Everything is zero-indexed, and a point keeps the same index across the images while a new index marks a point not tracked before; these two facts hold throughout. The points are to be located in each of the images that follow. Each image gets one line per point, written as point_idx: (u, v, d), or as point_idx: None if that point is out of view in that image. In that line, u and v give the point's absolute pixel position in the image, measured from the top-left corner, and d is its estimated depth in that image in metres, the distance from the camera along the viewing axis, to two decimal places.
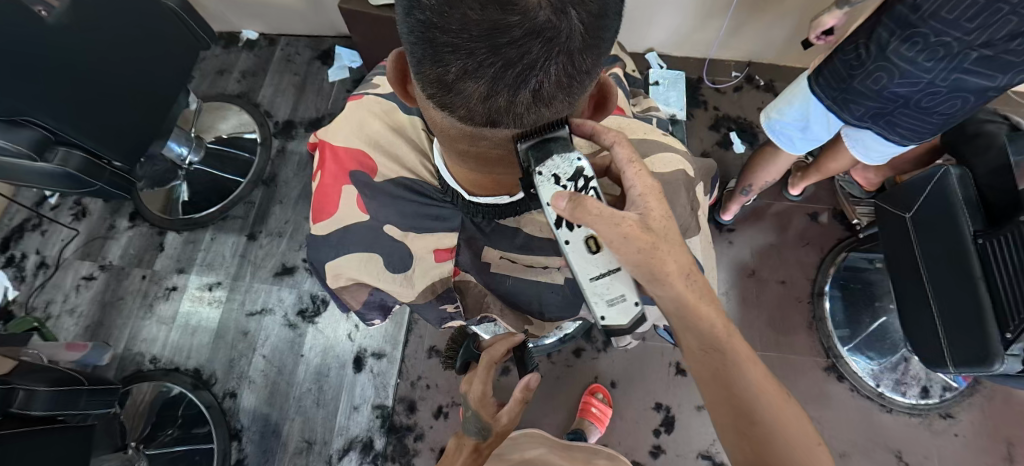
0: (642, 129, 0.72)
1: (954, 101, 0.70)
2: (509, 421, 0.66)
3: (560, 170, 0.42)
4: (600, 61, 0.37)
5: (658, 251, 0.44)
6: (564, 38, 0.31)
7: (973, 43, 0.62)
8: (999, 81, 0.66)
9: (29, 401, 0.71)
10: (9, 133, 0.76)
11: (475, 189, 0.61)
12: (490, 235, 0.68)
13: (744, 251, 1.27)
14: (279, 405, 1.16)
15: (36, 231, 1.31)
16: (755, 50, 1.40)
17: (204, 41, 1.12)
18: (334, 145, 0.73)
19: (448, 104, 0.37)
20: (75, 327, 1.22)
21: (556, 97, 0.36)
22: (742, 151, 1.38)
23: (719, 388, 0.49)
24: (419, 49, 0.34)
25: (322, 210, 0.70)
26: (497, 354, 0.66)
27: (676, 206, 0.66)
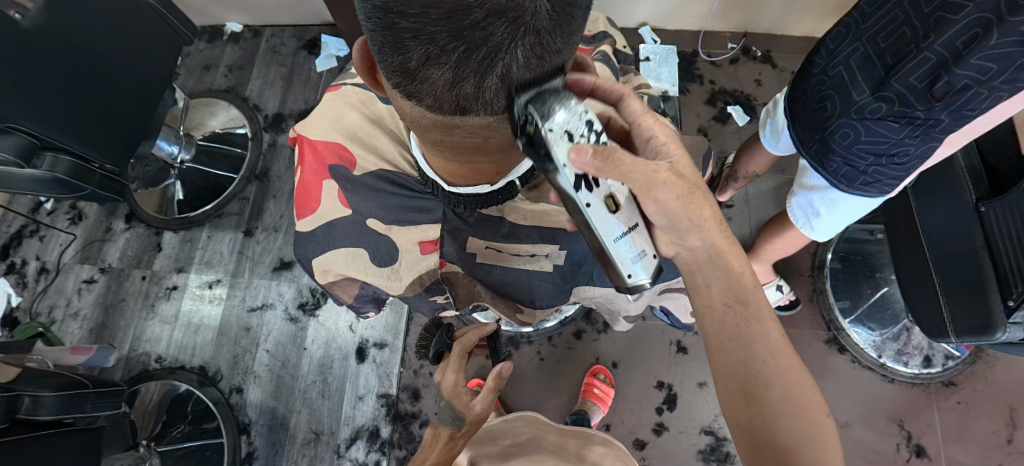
0: None
1: (831, 107, 0.66)
2: (483, 411, 0.62)
3: (571, 126, 0.35)
4: (573, 37, 0.35)
5: (694, 196, 0.43)
6: (530, 17, 0.28)
7: (867, 34, 0.61)
8: (858, 96, 0.61)
9: (36, 407, 0.71)
10: None
11: (454, 179, 0.59)
12: (475, 225, 0.68)
13: (743, 226, 1.26)
14: (285, 399, 1.17)
15: (34, 237, 1.31)
16: (751, 20, 1.37)
17: (185, 35, 1.09)
18: (311, 139, 0.71)
19: (415, 92, 0.35)
20: (80, 330, 1.23)
21: (526, 78, 0.34)
22: (743, 124, 1.36)
23: (728, 345, 0.50)
24: (378, 35, 0.32)
25: (304, 206, 0.70)
26: (471, 340, 0.60)
27: None
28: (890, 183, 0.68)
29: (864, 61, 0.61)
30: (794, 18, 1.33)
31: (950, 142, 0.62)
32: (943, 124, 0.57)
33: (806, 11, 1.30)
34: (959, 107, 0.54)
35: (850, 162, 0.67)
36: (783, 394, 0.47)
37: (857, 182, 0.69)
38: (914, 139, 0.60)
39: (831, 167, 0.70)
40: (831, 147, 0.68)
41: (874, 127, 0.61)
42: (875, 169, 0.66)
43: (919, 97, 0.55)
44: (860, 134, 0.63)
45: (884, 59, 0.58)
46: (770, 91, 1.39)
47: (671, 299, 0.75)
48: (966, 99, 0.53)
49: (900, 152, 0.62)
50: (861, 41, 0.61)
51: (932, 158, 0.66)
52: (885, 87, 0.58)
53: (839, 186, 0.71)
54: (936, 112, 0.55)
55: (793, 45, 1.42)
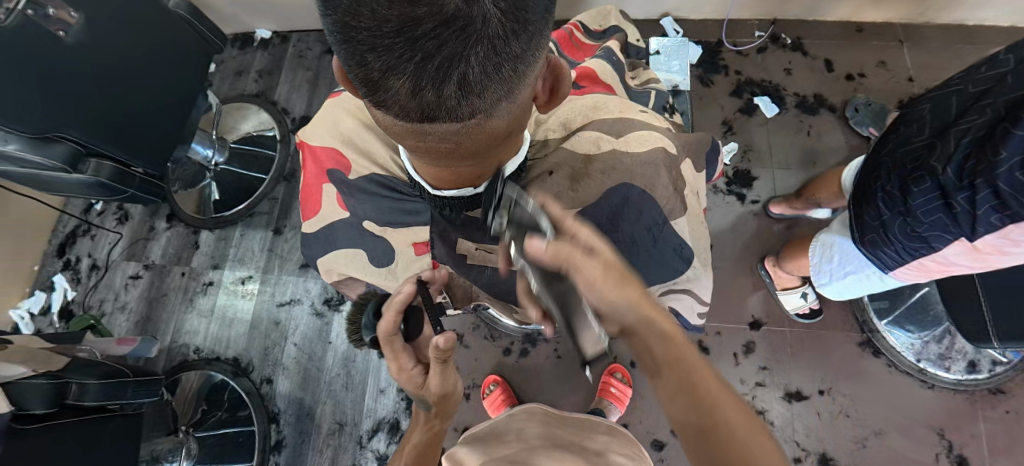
0: (620, 106, 0.70)
1: (890, 148, 0.64)
2: (443, 388, 0.60)
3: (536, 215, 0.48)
4: (541, 36, 0.34)
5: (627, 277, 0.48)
6: (480, 25, 0.28)
7: (969, 82, 0.55)
8: (918, 139, 0.59)
9: (83, 393, 0.77)
10: (45, 150, 0.81)
11: (438, 184, 0.59)
12: (462, 226, 0.66)
13: (769, 222, 1.21)
14: (311, 391, 1.22)
15: (87, 236, 1.42)
16: (779, 6, 1.30)
17: (215, 44, 1.14)
18: (311, 145, 0.75)
19: (383, 102, 0.35)
20: (127, 322, 1.33)
21: (490, 86, 0.34)
22: (772, 115, 1.30)
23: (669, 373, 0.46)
24: (342, 48, 0.32)
25: (309, 208, 0.75)
26: (387, 327, 0.52)
27: (659, 187, 0.64)
28: (898, 257, 0.68)
29: (947, 105, 0.57)
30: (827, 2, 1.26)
31: (967, 249, 0.59)
32: (953, 211, 0.55)
33: None
34: (971, 198, 0.51)
35: (872, 209, 0.67)
36: (732, 416, 0.41)
37: (868, 236, 0.70)
38: (923, 213, 0.58)
39: (858, 209, 0.71)
40: (868, 191, 0.68)
41: (901, 180, 0.60)
42: (890, 230, 0.65)
43: (948, 164, 0.53)
44: (890, 181, 0.62)
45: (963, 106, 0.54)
46: (800, 79, 1.32)
47: (677, 300, 0.73)
48: (977, 190, 0.50)
49: (909, 220, 0.61)
50: (959, 85, 0.56)
51: (953, 264, 0.63)
52: (939, 138, 0.55)
53: (855, 235, 0.74)
54: (951, 189, 0.53)
55: (825, 30, 1.34)
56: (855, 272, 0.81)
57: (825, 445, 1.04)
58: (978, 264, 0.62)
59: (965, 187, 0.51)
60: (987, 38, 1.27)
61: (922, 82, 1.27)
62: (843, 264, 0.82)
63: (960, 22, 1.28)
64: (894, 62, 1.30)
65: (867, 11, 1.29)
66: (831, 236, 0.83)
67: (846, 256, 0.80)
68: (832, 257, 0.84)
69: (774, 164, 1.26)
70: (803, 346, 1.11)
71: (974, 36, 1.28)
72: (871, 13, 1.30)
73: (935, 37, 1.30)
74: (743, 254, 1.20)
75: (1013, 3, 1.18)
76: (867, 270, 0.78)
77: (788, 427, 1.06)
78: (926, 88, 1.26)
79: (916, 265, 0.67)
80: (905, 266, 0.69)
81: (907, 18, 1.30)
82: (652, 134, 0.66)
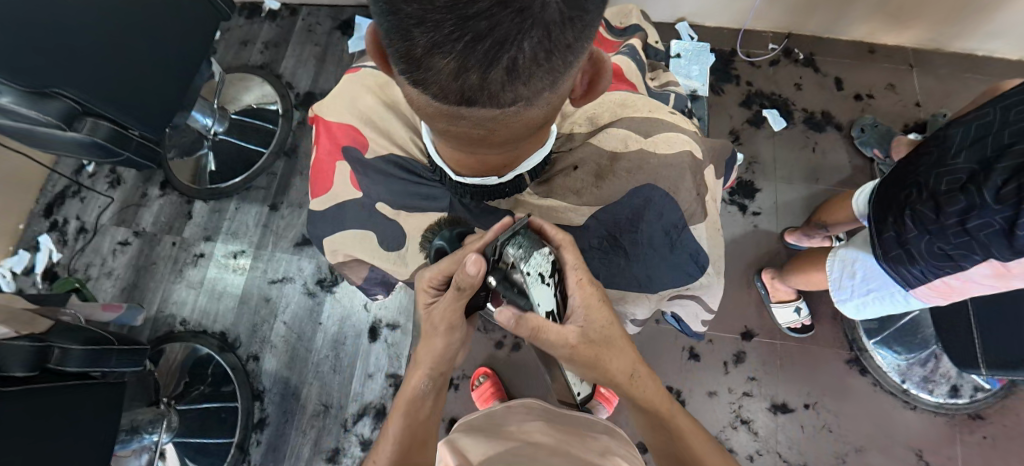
0: (648, 107, 0.70)
1: (923, 168, 0.64)
2: (446, 318, 0.52)
3: (542, 267, 0.45)
4: (589, 31, 0.33)
5: (600, 357, 0.52)
6: (538, 9, 0.27)
7: (1007, 114, 0.55)
8: (954, 162, 0.59)
9: (65, 358, 0.76)
10: (41, 105, 0.78)
11: (462, 170, 0.58)
12: (480, 217, 0.66)
13: (768, 234, 1.22)
14: (298, 371, 1.21)
15: (76, 197, 1.38)
16: (796, 20, 1.30)
17: (225, 10, 1.11)
18: (327, 120, 0.73)
19: (421, 80, 0.34)
20: (113, 288, 1.30)
21: (536, 75, 0.33)
22: (779, 128, 1.30)
23: (646, 422, 0.58)
24: (384, 20, 0.31)
25: (320, 186, 0.73)
26: (432, 273, 0.50)
27: (684, 192, 0.64)
28: (919, 275, 0.68)
29: (986, 133, 0.57)
30: (841, 19, 1.27)
31: (993, 269, 0.60)
32: (987, 231, 0.56)
33: (853, 12, 1.23)
34: (1009, 219, 0.52)
35: (896, 226, 0.67)
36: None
37: (890, 253, 0.70)
38: (954, 231, 0.59)
39: (879, 223, 0.71)
40: (895, 206, 0.68)
41: (935, 199, 0.60)
42: (913, 247, 0.66)
43: (986, 186, 0.54)
44: (922, 199, 0.62)
45: (1010, 135, 0.53)
46: (810, 95, 1.32)
47: (682, 305, 0.74)
48: (1020, 213, 0.51)
49: (937, 238, 0.61)
50: (1005, 110, 0.56)
51: (973, 285, 0.65)
52: (981, 160, 0.56)
53: (876, 250, 0.73)
54: (988, 212, 0.54)
55: (837, 48, 1.35)
56: (879, 290, 0.80)
57: (806, 458, 1.05)
58: (997, 285, 0.64)
59: (1005, 206, 0.52)
60: (994, 69, 1.29)
61: (929, 107, 1.28)
62: (866, 280, 0.81)
63: (970, 51, 1.29)
64: (902, 85, 1.30)
65: (880, 33, 1.30)
66: (852, 251, 0.81)
67: (871, 272, 0.79)
68: (854, 273, 0.82)
69: (778, 178, 1.26)
70: (792, 359, 1.12)
71: (981, 65, 1.29)
72: (884, 35, 1.30)
73: (944, 64, 1.31)
74: (740, 264, 1.21)
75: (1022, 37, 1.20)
76: (892, 288, 0.77)
77: (771, 438, 1.07)
78: (932, 114, 1.27)
79: (937, 284, 0.69)
80: (929, 288, 0.70)
81: (919, 42, 1.31)
82: (670, 136, 0.66)
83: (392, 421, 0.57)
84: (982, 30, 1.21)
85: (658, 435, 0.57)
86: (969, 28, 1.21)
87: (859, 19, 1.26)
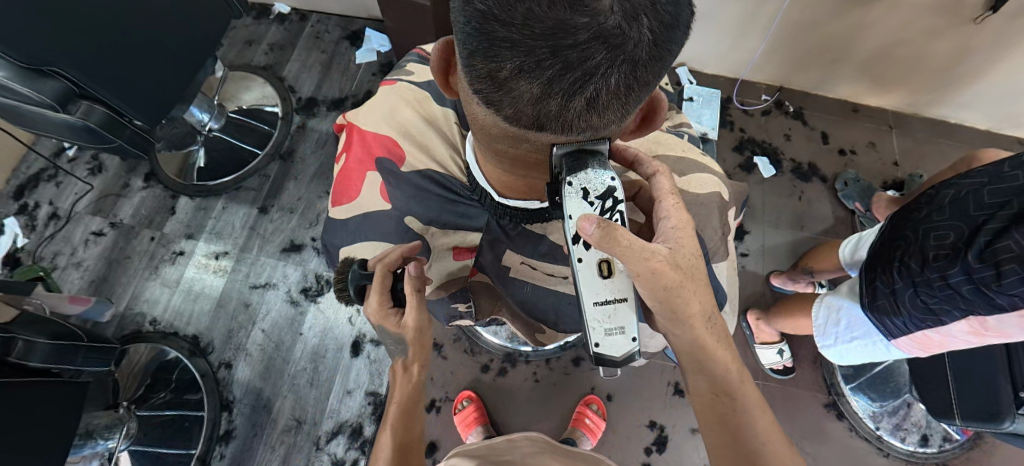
0: (680, 146, 0.76)
1: (911, 227, 0.67)
2: (419, 323, 0.59)
3: (590, 184, 0.43)
4: (659, 77, 0.36)
5: (684, 289, 0.50)
6: (631, 46, 0.30)
7: (987, 184, 0.60)
8: (939, 221, 0.63)
9: (28, 351, 0.73)
10: (37, 84, 0.75)
11: (507, 192, 0.61)
12: (515, 238, 0.69)
13: (754, 276, 1.26)
14: (272, 382, 1.16)
15: (51, 182, 1.33)
16: (788, 75, 1.38)
17: (236, 9, 1.11)
18: (361, 130, 0.74)
19: (496, 101, 0.35)
20: (80, 280, 1.23)
21: (611, 107, 0.35)
22: (770, 175, 1.36)
23: (709, 390, 0.53)
24: (471, 41, 0.32)
25: (343, 193, 0.71)
26: (377, 301, 0.57)
27: (709, 229, 0.70)
28: (902, 326, 0.71)
29: (966, 197, 0.61)
30: (831, 79, 1.35)
31: (970, 325, 0.64)
32: (968, 285, 0.59)
33: (841, 71, 1.32)
34: (989, 278, 0.56)
35: (884, 275, 0.70)
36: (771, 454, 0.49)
37: (876, 302, 0.73)
38: (938, 284, 0.62)
39: (870, 274, 0.74)
40: (884, 259, 0.71)
41: (923, 255, 0.64)
42: (899, 296, 0.68)
43: (972, 248, 0.58)
44: (910, 252, 0.66)
45: (991, 202, 0.58)
46: (798, 146, 1.39)
47: None
48: (1002, 273, 0.55)
49: (921, 290, 0.64)
50: (983, 180, 0.61)
51: (952, 340, 0.68)
52: (965, 222, 0.60)
53: (863, 299, 0.76)
54: (974, 270, 0.58)
55: (824, 105, 1.44)
56: (863, 338, 0.82)
57: None
58: (974, 342, 0.67)
59: (986, 266, 0.56)
60: (965, 137, 1.39)
61: (906, 167, 1.36)
62: (850, 328, 0.83)
63: (944, 118, 1.39)
64: (882, 144, 1.39)
65: (863, 95, 1.39)
66: (839, 299, 0.85)
67: (855, 321, 0.82)
68: (839, 320, 0.85)
69: (766, 222, 1.31)
70: (774, 401, 1.14)
71: (954, 133, 1.39)
72: (868, 96, 1.40)
73: (920, 129, 1.40)
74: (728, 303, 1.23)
75: (991, 110, 1.30)
76: (875, 336, 0.79)
77: None
78: (909, 173, 1.35)
79: (918, 336, 0.72)
80: (909, 340, 0.73)
81: (898, 106, 1.40)
82: (699, 180, 0.71)
83: (384, 432, 0.56)
84: (956, 100, 1.31)
85: (716, 407, 0.52)
86: (944, 96, 1.31)
87: (844, 80, 1.35)
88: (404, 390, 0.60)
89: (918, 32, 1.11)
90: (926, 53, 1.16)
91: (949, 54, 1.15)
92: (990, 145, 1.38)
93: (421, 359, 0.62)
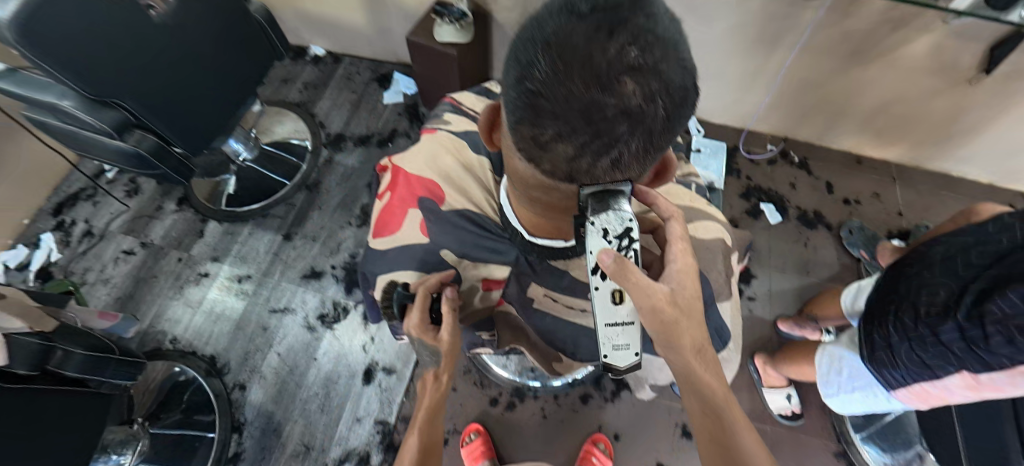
0: (686, 196, 0.82)
1: (904, 283, 0.72)
2: (455, 340, 0.63)
3: (610, 225, 0.47)
4: (670, 141, 0.42)
5: (679, 325, 0.53)
6: (649, 120, 0.36)
7: (970, 243, 0.64)
8: (930, 278, 0.67)
9: (65, 361, 0.76)
10: (97, 113, 0.85)
11: (535, 231, 0.65)
12: (540, 273, 0.73)
13: (761, 321, 1.27)
14: (284, 406, 1.18)
15: (89, 201, 1.41)
16: (792, 127, 1.45)
17: (279, 51, 1.22)
18: (406, 172, 0.79)
19: (536, 157, 0.41)
20: (106, 296, 1.28)
21: (632, 165, 0.41)
22: (775, 222, 1.40)
23: (707, 425, 0.55)
24: (518, 110, 0.39)
25: (385, 228, 0.76)
26: (417, 318, 0.61)
27: (714, 271, 0.73)
28: (900, 378, 0.73)
29: (954, 256, 0.65)
30: (834, 132, 1.42)
31: (966, 381, 0.66)
32: (960, 343, 0.62)
33: (842, 125, 1.38)
34: (979, 336, 0.59)
35: (881, 329, 0.74)
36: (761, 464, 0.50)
37: (875, 354, 0.75)
38: (931, 340, 0.65)
39: (867, 327, 0.77)
40: (881, 313, 0.74)
41: (916, 311, 0.67)
42: (895, 350, 0.71)
43: (960, 307, 0.61)
44: (904, 308, 0.69)
45: (976, 262, 0.61)
46: (803, 195, 1.44)
47: None
48: (990, 332, 0.58)
49: (916, 345, 0.67)
50: (967, 239, 0.65)
51: (950, 394, 0.69)
52: (953, 281, 0.64)
53: (863, 352, 0.78)
54: (964, 328, 0.61)
55: (829, 156, 1.49)
56: (864, 388, 0.83)
57: None
58: (972, 396, 0.68)
59: (975, 325, 0.59)
60: (968, 190, 1.42)
61: (911, 217, 1.40)
62: (852, 378, 0.85)
63: (946, 171, 1.44)
64: (886, 195, 1.43)
65: (866, 147, 1.45)
66: (840, 349, 0.87)
67: (857, 371, 0.83)
68: (841, 369, 0.86)
69: (773, 266, 1.34)
70: (783, 447, 1.13)
71: (957, 186, 1.43)
72: (870, 149, 1.46)
73: (923, 181, 1.45)
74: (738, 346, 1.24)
75: (991, 164, 1.35)
76: (876, 388, 0.81)
77: None
78: (914, 223, 1.38)
79: (916, 389, 0.73)
80: (908, 390, 0.74)
81: (901, 159, 1.46)
82: (707, 226, 0.77)
83: (411, 435, 0.61)
84: (956, 154, 1.36)
85: (711, 426, 0.54)
86: (945, 150, 1.36)
87: (845, 133, 1.42)
88: (432, 398, 0.63)
89: (914, 90, 1.18)
90: (924, 110, 1.23)
91: (946, 112, 1.21)
92: (993, 198, 1.41)
93: (451, 370, 0.65)
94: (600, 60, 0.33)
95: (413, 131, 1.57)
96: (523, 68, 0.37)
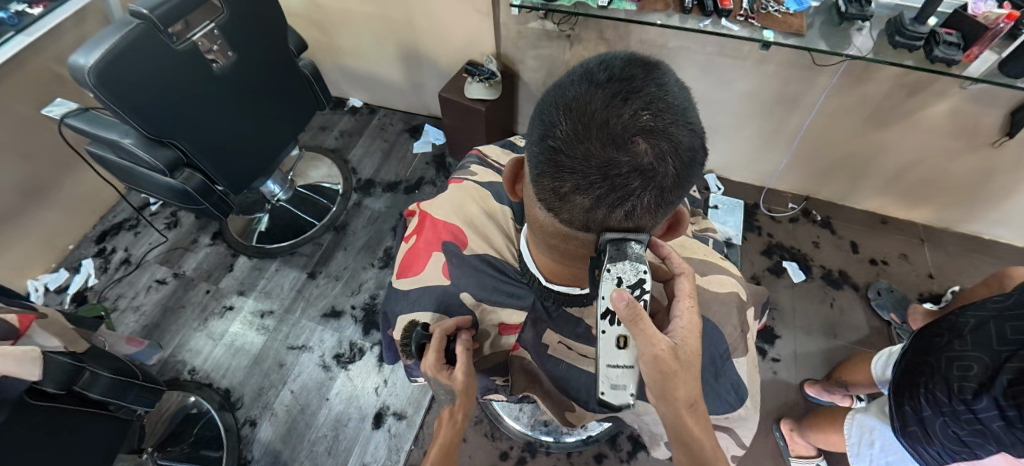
0: (702, 250, 0.83)
1: (934, 355, 0.69)
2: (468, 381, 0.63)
3: (625, 274, 0.48)
4: (680, 199, 0.44)
5: (676, 376, 0.51)
6: (661, 178, 0.38)
7: (1002, 316, 0.62)
8: (962, 351, 0.64)
9: (91, 383, 0.79)
10: (154, 151, 0.93)
11: (552, 277, 0.69)
12: (556, 319, 0.75)
13: (787, 384, 1.21)
14: (291, 445, 1.16)
15: (131, 231, 1.50)
16: (813, 186, 1.46)
17: (322, 103, 1.33)
18: (434, 216, 0.82)
19: (556, 207, 0.44)
20: (134, 324, 1.33)
21: (644, 219, 0.43)
22: (799, 280, 1.37)
23: None
24: (540, 166, 0.42)
25: (409, 269, 0.78)
26: (433, 359, 0.62)
27: (729, 325, 0.73)
28: (937, 456, 0.69)
29: (985, 328, 0.63)
30: (855, 192, 1.42)
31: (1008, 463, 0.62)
32: (998, 421, 0.59)
33: (864, 185, 1.38)
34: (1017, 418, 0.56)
35: (912, 402, 0.70)
36: None
37: (908, 428, 0.72)
38: (967, 417, 0.62)
39: (897, 399, 0.74)
40: (911, 384, 0.71)
41: (949, 385, 0.64)
42: (929, 425, 0.68)
43: (995, 385, 0.58)
44: (936, 381, 0.66)
45: (1010, 337, 0.59)
46: (827, 253, 1.42)
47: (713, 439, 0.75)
48: None
49: (950, 421, 0.64)
50: (999, 311, 0.63)
51: None
52: (987, 355, 0.61)
53: (895, 424, 0.75)
54: (1001, 408, 0.58)
55: (852, 216, 1.48)
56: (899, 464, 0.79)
57: None
58: None
59: (1014, 405, 0.56)
60: (1003, 255, 1.38)
61: (943, 280, 1.35)
62: (885, 452, 0.81)
63: (977, 234, 1.41)
64: (915, 257, 1.39)
65: (890, 208, 1.44)
66: (870, 418, 0.82)
67: (890, 445, 0.79)
68: (873, 442, 0.82)
69: (797, 327, 1.30)
70: None
71: (990, 250, 1.39)
72: (895, 210, 1.44)
73: (954, 244, 1.41)
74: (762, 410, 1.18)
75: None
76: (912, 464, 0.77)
77: None
78: (946, 287, 1.33)
79: None
80: None
81: (928, 221, 1.43)
82: (723, 279, 0.77)
83: None
84: (986, 217, 1.33)
85: None
86: (974, 213, 1.34)
87: (867, 193, 1.41)
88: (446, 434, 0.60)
89: (935, 152, 1.19)
90: (947, 172, 1.23)
91: (970, 174, 1.21)
92: None
93: (467, 408, 0.63)
94: (616, 124, 0.37)
95: (439, 179, 1.65)
96: (547, 128, 0.41)
